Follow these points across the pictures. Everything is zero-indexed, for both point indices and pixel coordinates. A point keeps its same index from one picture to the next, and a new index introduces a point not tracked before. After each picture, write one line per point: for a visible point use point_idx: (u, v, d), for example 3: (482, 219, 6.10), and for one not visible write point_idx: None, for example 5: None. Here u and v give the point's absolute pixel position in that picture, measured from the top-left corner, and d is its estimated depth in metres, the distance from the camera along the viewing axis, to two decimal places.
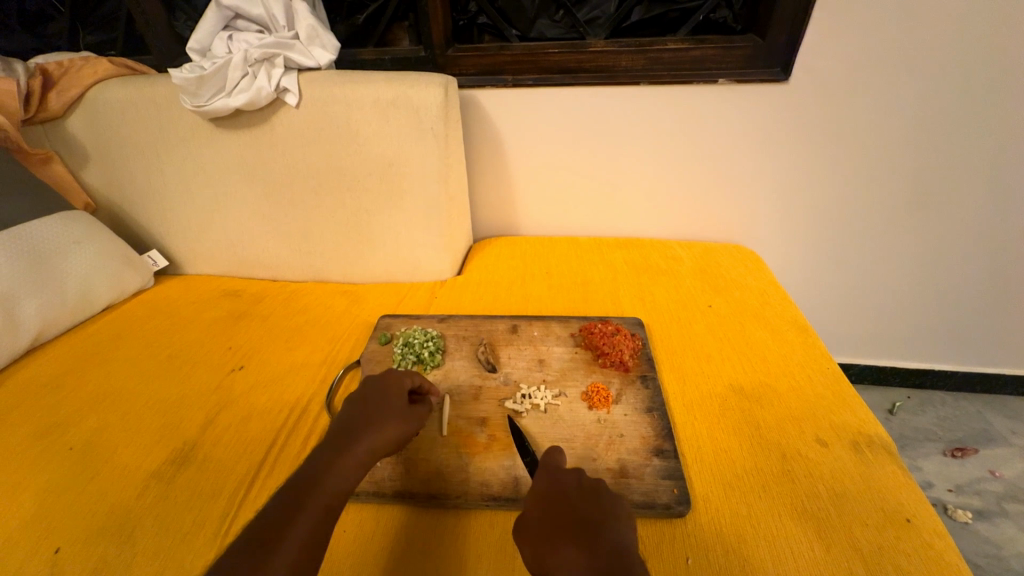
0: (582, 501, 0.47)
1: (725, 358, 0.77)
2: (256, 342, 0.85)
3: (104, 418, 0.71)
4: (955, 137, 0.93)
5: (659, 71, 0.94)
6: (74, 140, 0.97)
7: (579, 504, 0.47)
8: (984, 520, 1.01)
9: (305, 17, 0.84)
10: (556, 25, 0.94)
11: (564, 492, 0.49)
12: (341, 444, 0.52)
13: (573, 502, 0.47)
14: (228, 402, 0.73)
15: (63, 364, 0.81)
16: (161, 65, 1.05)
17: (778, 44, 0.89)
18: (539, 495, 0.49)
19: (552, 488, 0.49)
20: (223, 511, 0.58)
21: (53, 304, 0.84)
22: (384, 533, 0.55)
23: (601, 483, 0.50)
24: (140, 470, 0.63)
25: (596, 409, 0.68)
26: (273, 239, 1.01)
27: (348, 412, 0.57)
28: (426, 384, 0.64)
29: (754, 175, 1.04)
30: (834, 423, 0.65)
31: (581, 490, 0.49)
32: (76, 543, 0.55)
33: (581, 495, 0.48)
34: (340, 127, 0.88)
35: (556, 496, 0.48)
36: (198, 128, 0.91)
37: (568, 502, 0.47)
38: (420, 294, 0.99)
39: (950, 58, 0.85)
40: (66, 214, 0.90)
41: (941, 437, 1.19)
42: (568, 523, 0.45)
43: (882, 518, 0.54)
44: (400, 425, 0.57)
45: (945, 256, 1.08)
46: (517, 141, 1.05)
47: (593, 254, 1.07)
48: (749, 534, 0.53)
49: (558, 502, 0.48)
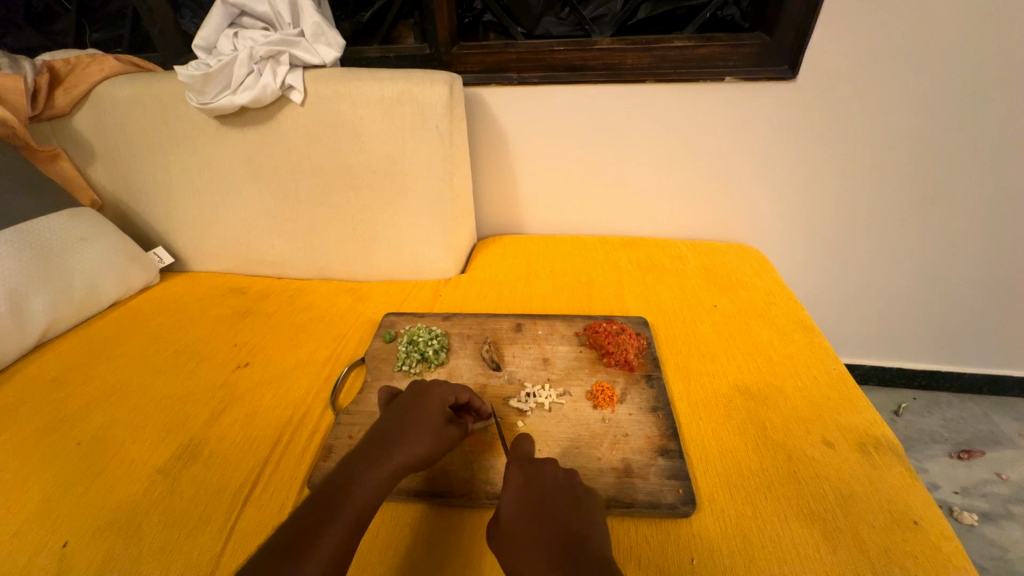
0: (571, 496, 0.48)
1: (730, 358, 0.77)
2: (262, 339, 0.86)
3: (111, 414, 0.71)
4: (958, 139, 0.92)
5: (665, 70, 0.93)
6: (80, 137, 0.97)
7: (556, 497, 0.48)
8: (990, 523, 1.00)
9: (311, 15, 0.83)
10: (562, 23, 0.94)
11: (547, 490, 0.49)
12: (376, 455, 0.51)
13: (554, 496, 0.48)
14: (233, 398, 0.73)
15: (70, 360, 0.82)
16: (167, 63, 1.06)
17: (786, 42, 0.88)
18: (520, 493, 0.49)
19: (533, 484, 0.49)
20: (229, 506, 0.58)
21: (60, 299, 0.85)
22: (392, 530, 0.55)
23: (576, 480, 0.51)
24: (146, 466, 0.63)
25: (602, 409, 0.67)
26: (277, 237, 1.01)
27: (389, 418, 0.56)
28: (476, 401, 0.62)
29: (759, 174, 1.03)
30: (840, 424, 0.65)
31: (561, 487, 0.49)
32: (83, 537, 0.56)
33: (560, 491, 0.49)
34: (346, 125, 0.88)
35: (541, 493, 0.48)
36: (203, 125, 0.91)
37: (547, 497, 0.48)
38: (424, 293, 0.99)
39: (955, 59, 0.84)
40: (73, 211, 0.90)
41: (948, 438, 1.18)
42: (552, 522, 0.45)
43: (888, 519, 0.54)
44: (432, 442, 0.55)
45: (948, 257, 1.07)
46: (522, 139, 1.05)
47: (597, 254, 1.06)
48: (754, 534, 0.53)
49: (538, 499, 0.48)
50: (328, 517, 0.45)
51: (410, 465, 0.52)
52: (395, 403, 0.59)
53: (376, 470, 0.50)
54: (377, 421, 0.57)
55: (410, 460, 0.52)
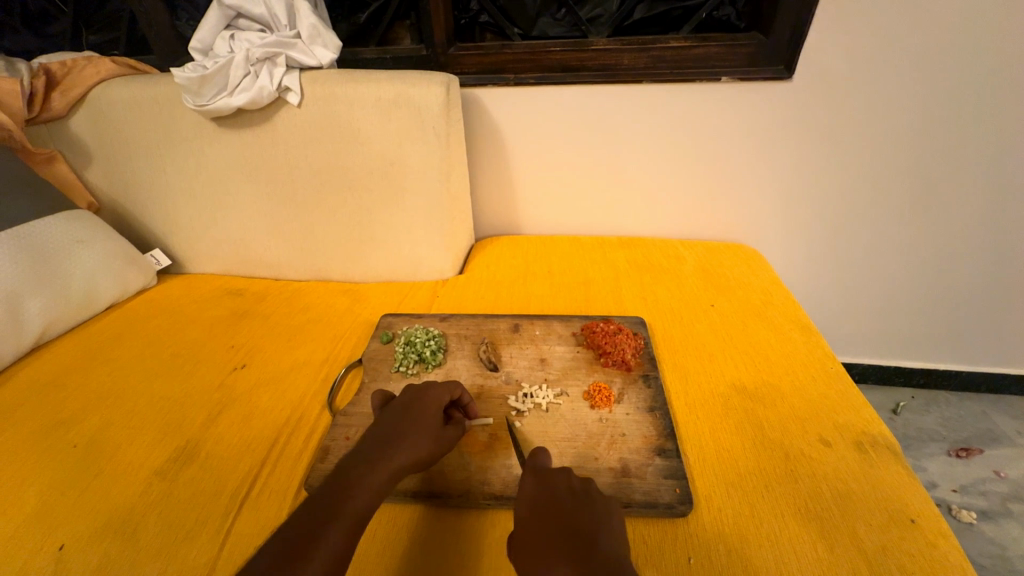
0: (573, 492, 0.49)
1: (727, 357, 0.77)
2: (258, 341, 0.86)
3: (108, 417, 0.71)
4: (957, 137, 0.92)
5: (661, 70, 0.93)
6: (77, 140, 0.97)
7: (556, 498, 0.48)
8: (989, 520, 1.00)
9: (306, 17, 0.84)
10: (558, 24, 0.95)
11: (555, 491, 0.48)
12: (376, 455, 0.51)
13: (571, 499, 0.47)
14: (230, 400, 0.73)
15: (68, 362, 0.82)
16: (163, 66, 1.06)
17: (781, 42, 0.88)
18: (528, 499, 0.48)
19: (535, 488, 0.49)
20: (226, 508, 0.58)
21: (57, 302, 0.85)
22: (387, 533, 0.55)
23: (583, 482, 0.50)
24: (144, 468, 0.63)
25: (598, 409, 0.67)
26: (274, 239, 1.01)
27: (385, 420, 0.56)
28: (467, 398, 0.64)
29: (756, 172, 1.03)
30: (837, 423, 0.65)
31: (574, 490, 0.49)
32: (79, 540, 0.56)
33: (565, 493, 0.48)
34: (343, 126, 0.88)
35: (548, 498, 0.48)
36: (199, 126, 0.91)
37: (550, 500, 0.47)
38: (421, 294, 0.99)
39: (952, 59, 0.84)
40: (70, 214, 0.90)
41: (946, 437, 1.19)
42: (552, 525, 0.44)
43: (886, 517, 0.54)
44: (431, 444, 0.55)
45: (946, 255, 1.07)
46: (519, 140, 1.05)
47: (594, 254, 1.07)
48: (752, 535, 0.53)
49: (534, 500, 0.48)
50: (327, 522, 0.44)
51: (410, 467, 0.53)
52: (389, 408, 0.58)
53: (374, 473, 0.49)
54: (375, 423, 0.56)
55: (408, 461, 0.52)
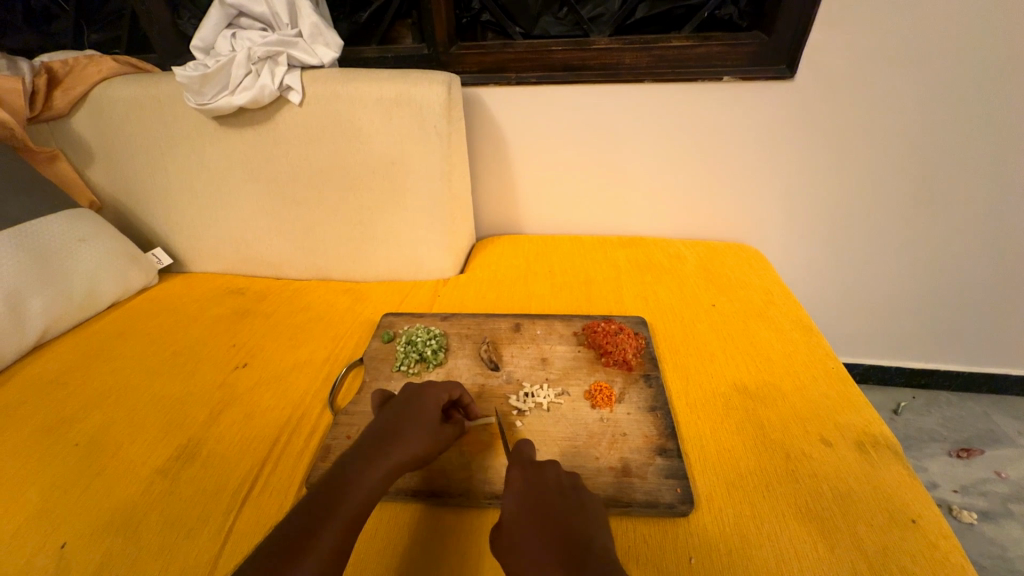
0: (573, 491, 0.49)
1: (728, 357, 0.77)
2: (260, 339, 0.86)
3: (109, 415, 0.71)
4: (958, 138, 0.92)
5: (663, 69, 0.93)
6: (78, 138, 0.97)
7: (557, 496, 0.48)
8: (989, 521, 1.00)
9: (308, 15, 0.84)
10: (560, 23, 0.95)
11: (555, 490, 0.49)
12: (374, 452, 0.51)
13: (571, 497, 0.47)
14: (231, 399, 0.73)
15: (70, 360, 0.82)
16: (164, 64, 1.06)
17: (783, 41, 0.88)
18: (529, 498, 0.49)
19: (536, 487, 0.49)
20: (227, 507, 0.58)
21: (59, 301, 0.85)
22: (388, 532, 0.55)
23: (582, 481, 0.50)
24: (145, 466, 0.63)
25: (599, 408, 0.68)
26: (276, 238, 1.01)
27: (385, 418, 0.56)
28: (467, 398, 0.64)
29: (757, 172, 1.03)
30: (838, 423, 0.65)
31: (574, 489, 0.49)
32: (81, 537, 0.56)
33: (565, 492, 0.48)
34: (345, 125, 0.88)
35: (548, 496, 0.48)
36: (201, 125, 0.91)
37: (549, 498, 0.47)
38: (423, 293, 0.99)
39: (954, 59, 0.84)
40: (72, 212, 0.90)
41: (947, 437, 1.18)
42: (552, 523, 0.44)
43: (886, 518, 0.54)
44: (429, 442, 0.55)
45: (948, 256, 1.07)
46: (520, 139, 1.05)
47: (595, 254, 1.07)
48: (753, 535, 0.53)
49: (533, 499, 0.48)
50: (328, 521, 0.44)
51: (407, 463, 0.53)
52: (389, 406, 0.58)
53: (374, 470, 0.50)
54: (374, 420, 0.56)
55: (407, 459, 0.52)
